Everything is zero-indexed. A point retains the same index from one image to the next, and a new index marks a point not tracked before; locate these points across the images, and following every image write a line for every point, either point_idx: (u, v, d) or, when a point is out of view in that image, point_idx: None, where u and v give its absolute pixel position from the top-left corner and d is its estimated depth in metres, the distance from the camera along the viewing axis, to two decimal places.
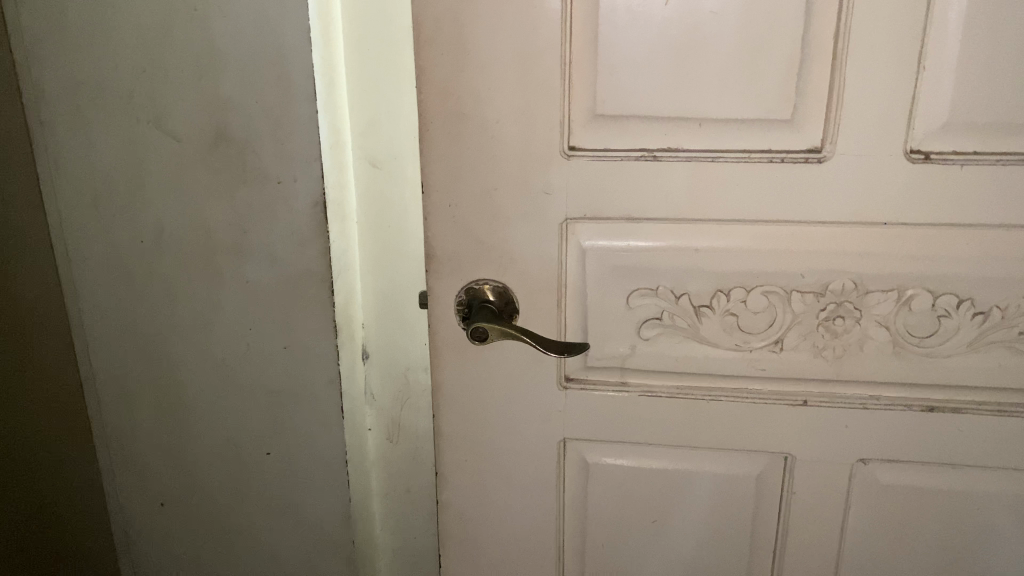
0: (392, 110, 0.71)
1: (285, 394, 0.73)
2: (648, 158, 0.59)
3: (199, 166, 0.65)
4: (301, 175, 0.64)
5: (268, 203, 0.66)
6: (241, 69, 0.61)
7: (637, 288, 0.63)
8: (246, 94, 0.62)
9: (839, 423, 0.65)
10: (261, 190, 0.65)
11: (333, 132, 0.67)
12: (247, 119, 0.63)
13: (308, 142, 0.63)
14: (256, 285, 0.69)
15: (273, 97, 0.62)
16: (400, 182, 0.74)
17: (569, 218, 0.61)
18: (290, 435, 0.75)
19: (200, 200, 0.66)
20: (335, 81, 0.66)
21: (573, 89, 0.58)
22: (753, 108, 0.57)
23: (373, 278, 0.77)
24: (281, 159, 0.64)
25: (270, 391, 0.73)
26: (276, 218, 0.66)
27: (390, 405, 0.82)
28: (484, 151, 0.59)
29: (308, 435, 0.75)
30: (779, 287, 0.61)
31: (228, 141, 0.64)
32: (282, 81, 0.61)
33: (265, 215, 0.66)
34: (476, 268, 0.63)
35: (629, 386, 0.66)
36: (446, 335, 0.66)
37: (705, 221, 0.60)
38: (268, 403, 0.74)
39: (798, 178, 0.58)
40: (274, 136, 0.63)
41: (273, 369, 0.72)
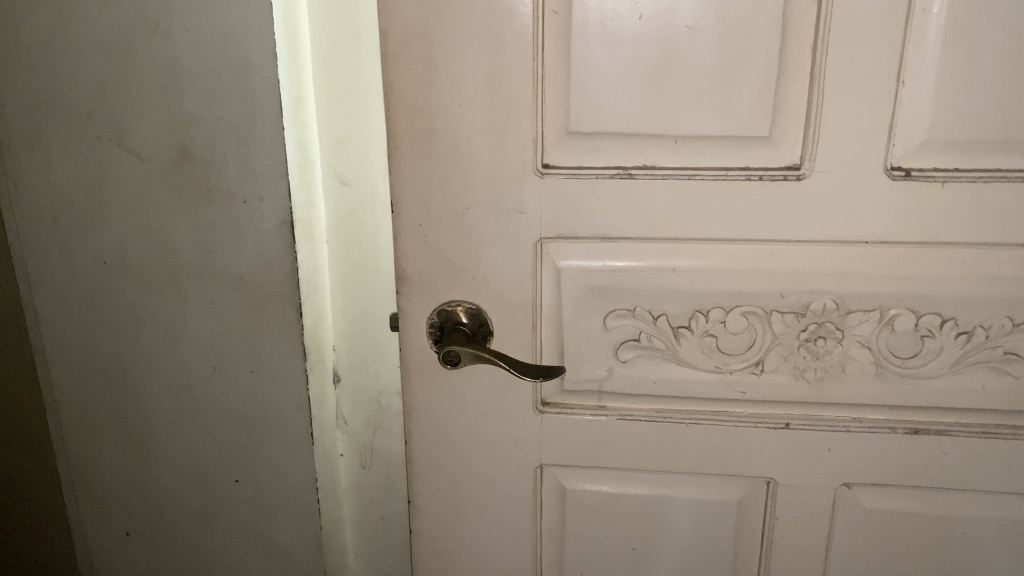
0: (361, 127, 0.68)
1: (252, 420, 0.71)
2: (624, 176, 0.57)
3: (163, 186, 0.63)
4: (266, 195, 0.62)
5: (232, 223, 0.63)
6: (204, 85, 0.59)
7: (614, 309, 0.61)
8: (209, 111, 0.60)
9: (822, 446, 0.63)
10: (225, 209, 0.63)
11: (301, 150, 0.64)
12: (210, 137, 0.61)
13: (273, 160, 0.61)
14: (222, 307, 0.67)
15: (236, 113, 0.60)
16: (371, 202, 0.71)
17: (543, 237, 0.59)
18: (258, 462, 0.73)
19: (163, 220, 0.64)
20: (303, 97, 0.64)
21: (546, 105, 0.56)
22: (729, 125, 0.55)
23: (344, 299, 0.74)
24: (246, 177, 0.62)
25: (236, 417, 0.71)
26: (240, 238, 0.64)
27: (362, 430, 0.79)
28: (454, 169, 0.58)
29: (277, 462, 0.72)
30: (759, 307, 0.59)
31: (191, 160, 0.62)
32: (246, 97, 0.59)
33: (230, 235, 0.64)
34: (447, 290, 0.61)
35: (607, 410, 0.64)
36: (417, 359, 0.64)
37: (682, 239, 0.59)
38: (235, 429, 0.71)
39: (776, 197, 0.57)
40: (238, 154, 0.61)
41: (239, 393, 0.70)
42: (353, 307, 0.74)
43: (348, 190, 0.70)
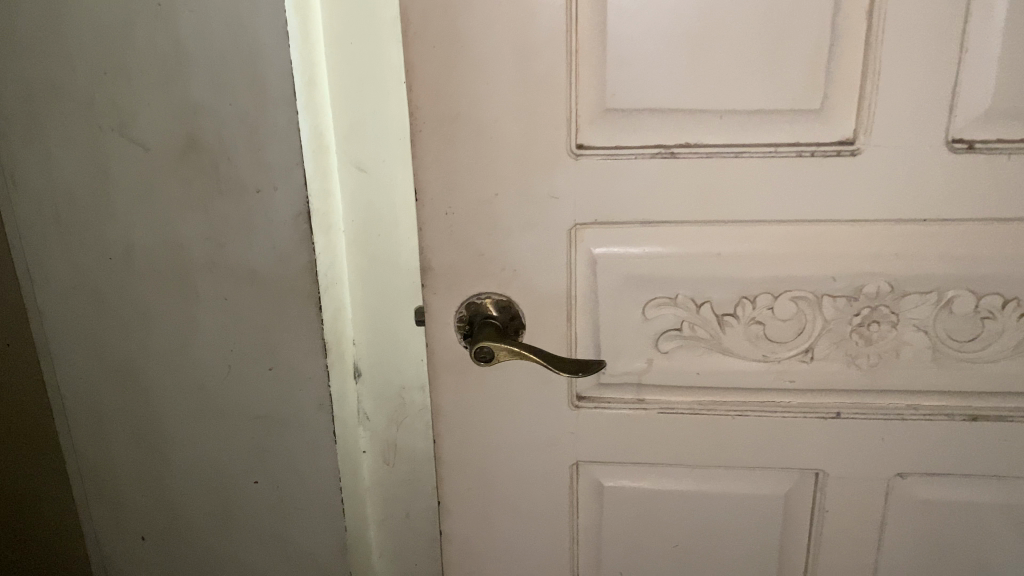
0: (377, 111, 0.64)
1: (271, 419, 0.68)
2: (664, 155, 0.53)
3: (170, 177, 0.59)
4: (281, 185, 0.58)
5: (245, 216, 0.60)
6: (210, 69, 0.55)
7: (653, 298, 0.57)
8: (217, 97, 0.56)
9: (875, 436, 0.60)
10: (237, 202, 0.59)
11: (315, 136, 0.61)
12: (219, 125, 0.57)
13: (287, 148, 0.57)
14: (236, 304, 0.63)
15: (246, 100, 0.56)
16: (389, 189, 0.67)
17: (578, 224, 0.56)
18: (278, 463, 0.70)
19: (171, 214, 0.61)
20: (316, 80, 0.60)
21: (579, 83, 0.52)
22: (777, 99, 0.52)
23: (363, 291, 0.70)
24: (258, 167, 0.58)
25: (254, 417, 0.68)
26: (254, 231, 0.60)
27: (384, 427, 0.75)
28: (482, 154, 0.54)
29: (298, 463, 0.69)
30: (808, 292, 0.56)
31: (199, 150, 0.58)
32: (256, 82, 0.55)
33: (243, 229, 0.60)
34: (475, 282, 0.58)
35: (646, 403, 0.61)
36: (445, 355, 0.60)
37: (726, 222, 0.55)
38: (253, 430, 0.68)
39: (829, 175, 0.53)
40: (250, 143, 0.57)
41: (257, 392, 0.67)
42: (372, 299, 0.70)
43: (366, 176, 0.66)
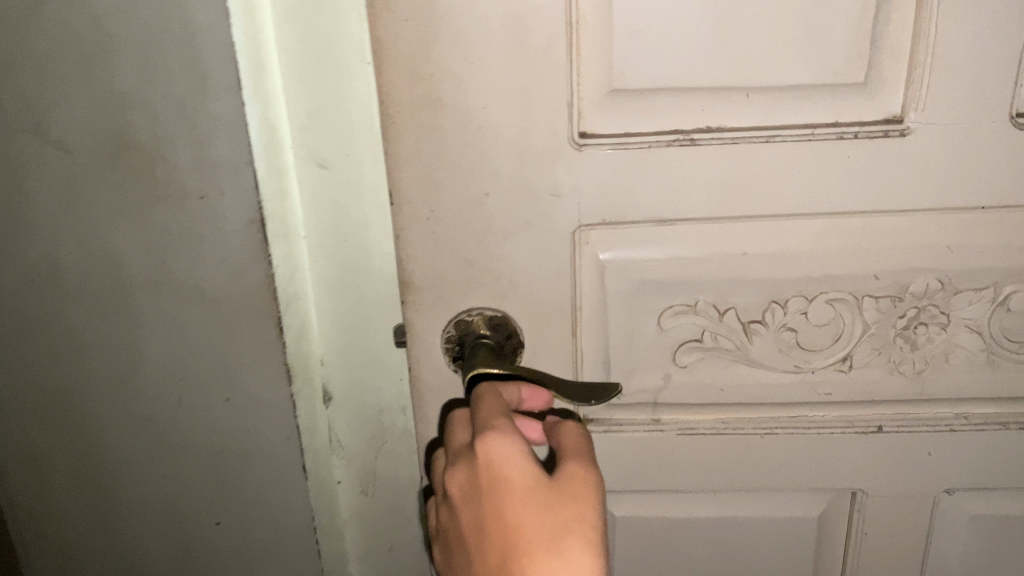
0: (340, 96, 0.54)
1: (231, 454, 0.59)
2: (683, 142, 0.45)
3: (97, 183, 0.50)
4: (229, 189, 0.49)
5: (190, 225, 0.51)
6: (137, 55, 0.46)
7: (670, 306, 0.50)
8: (147, 88, 0.47)
9: (922, 451, 0.53)
10: (179, 211, 0.50)
11: (265, 130, 0.51)
12: (152, 120, 0.47)
13: (235, 146, 0.48)
14: (185, 328, 0.55)
15: (182, 90, 0.46)
16: (358, 186, 0.57)
17: (583, 225, 0.48)
18: (242, 502, 0.61)
19: (100, 227, 0.51)
20: (264, 64, 0.50)
21: (581, 59, 0.44)
22: (815, 71, 0.44)
23: (333, 304, 0.61)
24: (202, 169, 0.49)
25: (212, 452, 0.59)
26: (201, 244, 0.51)
27: (362, 454, 0.67)
28: (470, 147, 0.45)
29: (266, 501, 0.61)
30: (847, 293, 0.49)
31: (130, 151, 0.49)
32: (193, 68, 0.46)
33: (188, 242, 0.51)
34: (465, 296, 0.50)
35: (662, 424, 0.53)
36: (433, 381, 0.52)
37: (755, 218, 0.47)
38: (211, 466, 0.60)
39: (875, 159, 0.45)
40: (190, 142, 0.48)
41: (213, 425, 0.58)
42: (343, 313, 0.61)
43: (330, 173, 0.56)
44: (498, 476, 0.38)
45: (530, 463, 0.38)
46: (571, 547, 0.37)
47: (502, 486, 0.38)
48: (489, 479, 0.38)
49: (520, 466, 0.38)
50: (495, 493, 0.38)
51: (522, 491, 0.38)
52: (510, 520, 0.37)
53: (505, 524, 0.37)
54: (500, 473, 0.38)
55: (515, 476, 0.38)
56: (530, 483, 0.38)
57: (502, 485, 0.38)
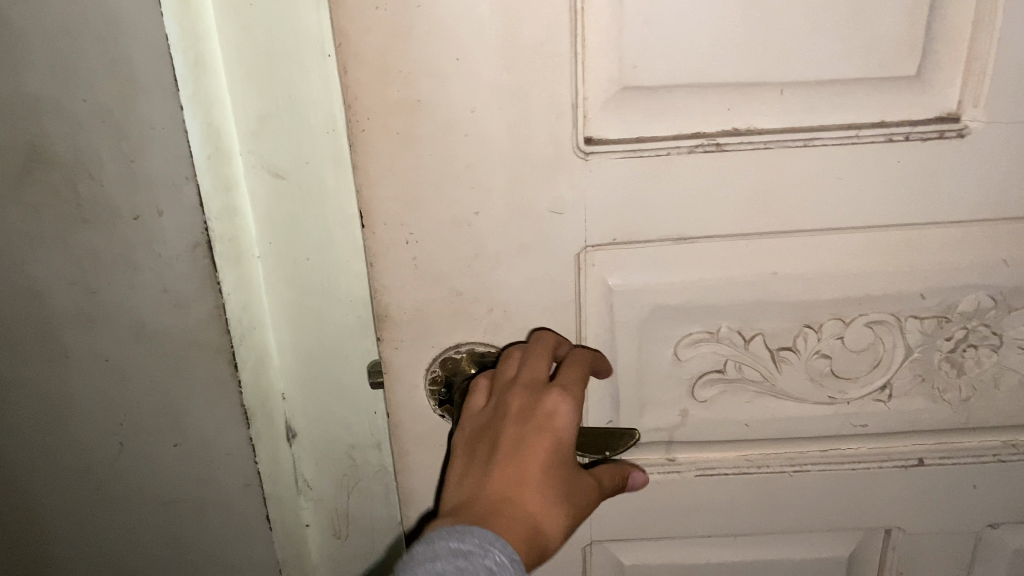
0: (296, 94, 0.44)
1: (184, 506, 0.51)
2: (708, 148, 0.39)
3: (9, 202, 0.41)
4: (168, 207, 0.40)
5: (122, 252, 0.42)
6: (45, 48, 0.37)
7: (688, 334, 0.43)
8: (61, 88, 0.38)
9: (965, 483, 0.48)
10: (110, 234, 0.41)
11: (209, 137, 0.42)
12: (69, 128, 0.39)
13: (172, 158, 0.39)
14: (123, 369, 0.46)
15: (103, 90, 0.38)
16: (319, 197, 0.47)
17: (588, 246, 0.41)
18: (200, 558, 0.53)
19: (15, 254, 0.42)
20: (201, 57, 0.41)
21: (586, 51, 0.37)
22: (864, 62, 0.37)
23: (295, 333, 0.52)
24: (133, 185, 0.40)
25: (161, 504, 0.50)
26: (136, 274, 0.43)
27: (332, 494, 0.59)
28: (456, 158, 0.38)
29: (228, 557, 0.52)
30: (890, 314, 0.43)
31: (46, 164, 0.40)
32: (117, 62, 0.37)
33: (121, 271, 0.42)
34: (451, 329, 0.43)
35: (678, 464, 0.47)
36: (416, 426, 0.45)
37: (788, 234, 0.41)
38: (162, 520, 0.51)
39: (927, 163, 0.39)
40: (118, 152, 0.39)
41: (161, 474, 0.49)
42: (306, 342, 0.52)
43: (285, 184, 0.47)
44: (546, 418, 0.38)
45: (573, 428, 0.39)
46: (559, 516, 0.37)
47: (545, 429, 0.38)
48: (539, 416, 0.38)
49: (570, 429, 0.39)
50: (537, 431, 0.38)
51: (557, 443, 0.38)
52: (532, 459, 0.37)
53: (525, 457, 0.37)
54: (552, 420, 0.38)
55: (560, 429, 0.38)
56: (563, 443, 0.38)
57: (546, 428, 0.38)
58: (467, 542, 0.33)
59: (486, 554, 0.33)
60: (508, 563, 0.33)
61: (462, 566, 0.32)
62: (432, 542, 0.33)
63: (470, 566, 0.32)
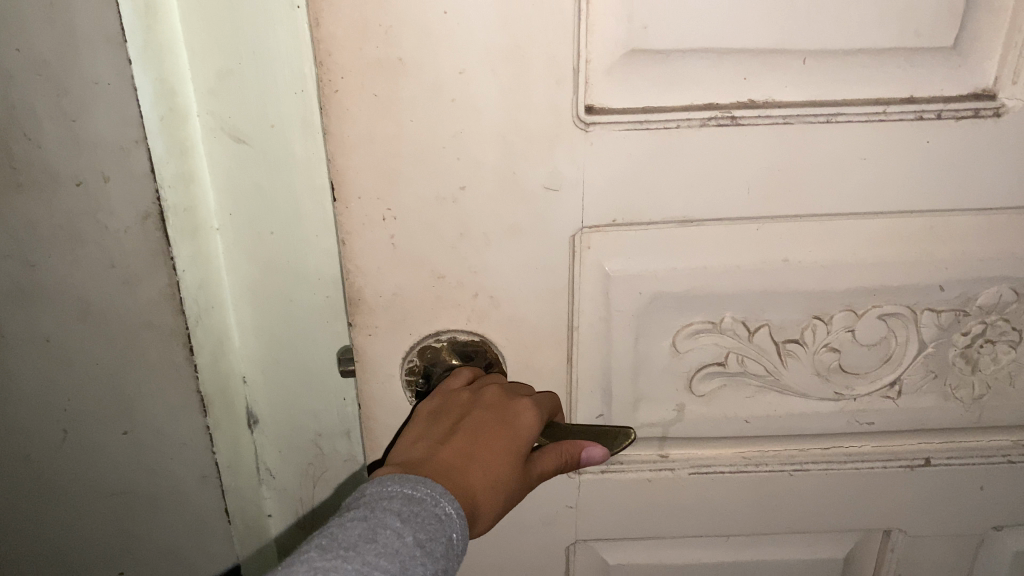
0: (260, 44, 0.37)
1: (135, 495, 0.47)
2: (721, 121, 0.35)
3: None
4: (113, 173, 0.36)
5: (67, 226, 0.38)
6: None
7: (689, 324, 0.40)
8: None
9: (972, 485, 0.45)
10: (56, 215, 0.37)
11: (160, 97, 0.36)
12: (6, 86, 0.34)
13: (119, 120, 0.35)
14: (69, 354, 0.42)
15: (49, 40, 0.33)
16: (288, 165, 0.41)
17: (585, 226, 0.37)
18: (156, 548, 0.49)
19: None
20: (151, 6, 0.35)
21: (591, 9, 0.33)
22: (895, 30, 0.34)
23: (257, 313, 0.46)
24: (76, 149, 0.36)
25: (110, 493, 0.46)
26: (83, 248, 0.38)
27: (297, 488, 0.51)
28: (441, 126, 0.34)
29: (190, 541, 0.49)
30: (905, 306, 0.40)
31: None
32: (54, 6, 0.33)
33: (65, 247, 0.38)
34: (431, 316, 0.39)
35: (672, 462, 0.44)
36: (389, 419, 0.41)
37: (801, 218, 0.38)
38: (111, 513, 0.47)
39: (957, 145, 0.36)
40: (56, 112, 0.35)
41: (113, 463, 0.45)
42: (270, 325, 0.46)
43: (247, 150, 0.40)
44: (511, 416, 0.35)
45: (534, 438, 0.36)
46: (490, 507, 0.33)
47: (507, 424, 0.35)
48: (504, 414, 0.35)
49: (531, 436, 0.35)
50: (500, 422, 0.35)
51: (516, 442, 0.35)
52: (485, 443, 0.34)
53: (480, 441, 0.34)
54: (517, 420, 0.35)
55: (523, 430, 0.35)
56: (521, 446, 0.35)
57: (509, 424, 0.35)
58: (422, 487, 0.29)
59: (439, 503, 0.29)
60: (459, 517, 0.30)
61: (416, 509, 0.28)
62: (383, 483, 0.30)
63: (424, 510, 0.29)
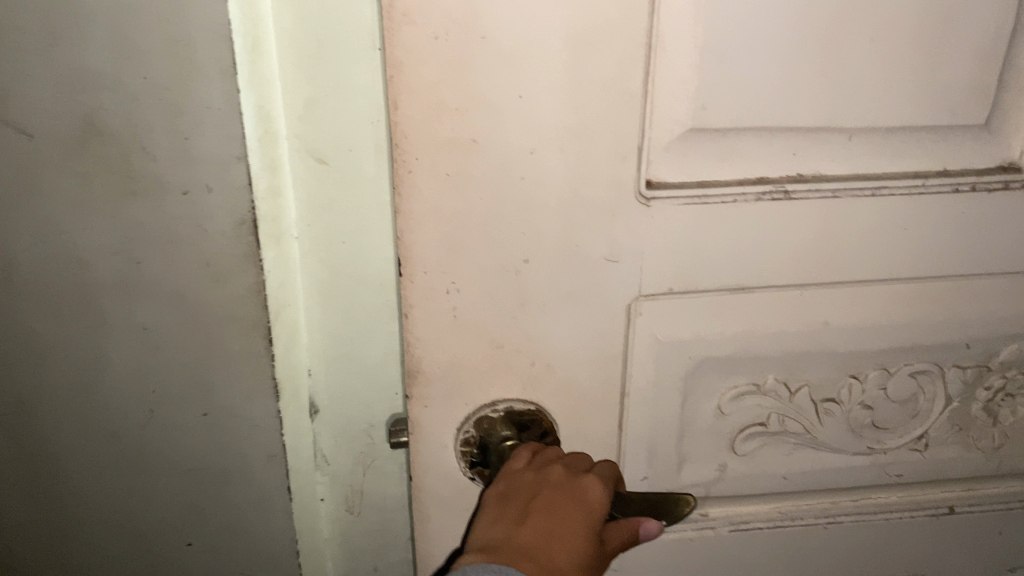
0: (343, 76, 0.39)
1: (209, 476, 0.40)
2: (775, 195, 0.37)
3: (42, 150, 0.31)
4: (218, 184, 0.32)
5: (170, 214, 0.33)
6: (100, 18, 0.29)
7: (735, 386, 0.41)
8: (115, 62, 0.30)
9: (991, 530, 0.47)
10: (153, 205, 0.33)
11: (261, 116, 0.35)
12: (125, 108, 0.31)
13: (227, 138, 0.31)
14: (159, 342, 0.36)
15: (168, 70, 0.30)
16: (357, 184, 0.42)
17: (640, 296, 0.38)
18: (221, 550, 0.42)
19: (40, 199, 0.32)
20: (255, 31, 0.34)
21: (657, 89, 0.34)
22: (933, 110, 0.36)
23: (321, 315, 0.45)
24: (186, 158, 0.32)
25: (183, 470, 0.40)
26: (180, 250, 0.34)
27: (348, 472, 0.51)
28: (510, 200, 0.35)
29: (252, 541, 0.42)
30: (934, 364, 0.42)
31: (94, 124, 0.31)
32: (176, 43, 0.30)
33: (161, 233, 0.33)
34: (487, 387, 0.39)
35: (712, 521, 0.45)
36: (439, 489, 0.41)
37: (846, 284, 0.39)
38: (182, 514, 0.41)
39: (988, 214, 0.38)
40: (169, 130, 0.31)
41: (193, 442, 0.39)
42: (334, 329, 0.46)
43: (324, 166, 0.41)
44: (581, 492, 0.36)
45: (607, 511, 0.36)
46: None
47: (578, 500, 0.36)
48: (573, 491, 0.36)
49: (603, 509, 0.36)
50: (571, 500, 0.36)
51: (591, 517, 0.36)
52: (563, 523, 0.35)
53: (556, 520, 0.35)
54: (586, 496, 0.36)
55: (595, 504, 0.36)
56: (597, 520, 0.36)
57: (580, 500, 0.36)
58: None
59: None
60: None
61: None
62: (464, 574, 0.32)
63: None
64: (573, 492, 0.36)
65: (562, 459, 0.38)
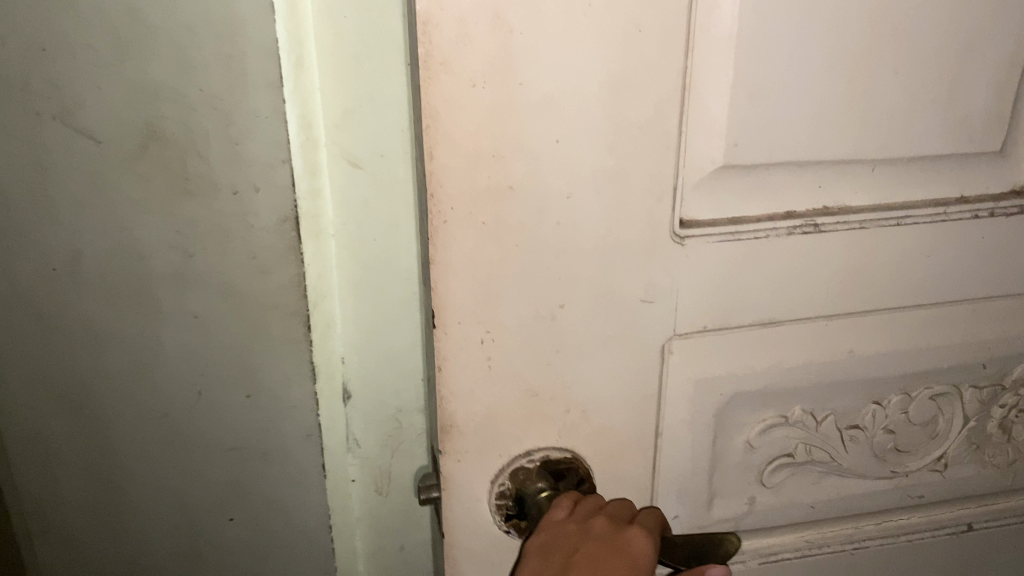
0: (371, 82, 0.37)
1: (251, 454, 0.41)
2: (806, 229, 0.37)
3: (106, 156, 0.33)
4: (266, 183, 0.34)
5: (222, 209, 0.34)
6: (166, 45, 0.31)
7: (764, 420, 0.41)
8: (176, 79, 0.32)
9: (1005, 544, 0.48)
10: (207, 205, 0.34)
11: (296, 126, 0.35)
12: (185, 115, 0.33)
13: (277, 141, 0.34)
14: (207, 327, 0.37)
15: (222, 83, 0.32)
16: (388, 185, 0.40)
17: (674, 335, 0.37)
18: (262, 529, 0.43)
19: (100, 203, 0.34)
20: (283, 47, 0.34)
21: (691, 129, 0.34)
22: (953, 141, 0.36)
23: (354, 311, 0.43)
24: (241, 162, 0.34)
25: (226, 450, 0.40)
26: (230, 244, 0.35)
27: (378, 452, 0.47)
28: (548, 245, 0.34)
29: (290, 519, 0.43)
30: (953, 387, 0.43)
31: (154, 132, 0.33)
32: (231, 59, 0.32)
33: (214, 226, 0.35)
34: (521, 437, 0.38)
35: (742, 554, 0.44)
36: (472, 544, 0.39)
37: (870, 313, 0.39)
38: (222, 494, 0.42)
39: (1002, 239, 0.39)
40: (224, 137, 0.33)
41: (238, 423, 0.40)
42: (365, 329, 0.43)
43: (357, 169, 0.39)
44: (625, 543, 0.35)
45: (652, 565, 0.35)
46: None
47: (622, 551, 0.35)
48: (617, 544, 0.35)
49: (647, 561, 0.35)
50: (615, 552, 0.35)
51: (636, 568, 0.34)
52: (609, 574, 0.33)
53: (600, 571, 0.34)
54: (630, 547, 0.35)
55: (639, 555, 0.35)
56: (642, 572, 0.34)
57: (623, 551, 0.35)
58: None
59: None
60: None
61: None
62: None
63: None
64: (617, 545, 0.35)
65: (603, 510, 0.37)
